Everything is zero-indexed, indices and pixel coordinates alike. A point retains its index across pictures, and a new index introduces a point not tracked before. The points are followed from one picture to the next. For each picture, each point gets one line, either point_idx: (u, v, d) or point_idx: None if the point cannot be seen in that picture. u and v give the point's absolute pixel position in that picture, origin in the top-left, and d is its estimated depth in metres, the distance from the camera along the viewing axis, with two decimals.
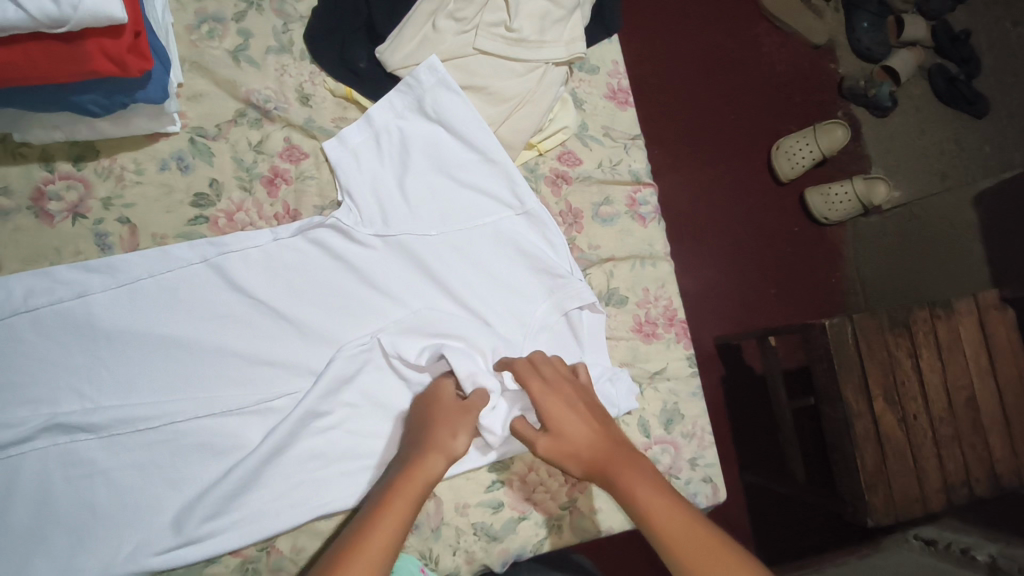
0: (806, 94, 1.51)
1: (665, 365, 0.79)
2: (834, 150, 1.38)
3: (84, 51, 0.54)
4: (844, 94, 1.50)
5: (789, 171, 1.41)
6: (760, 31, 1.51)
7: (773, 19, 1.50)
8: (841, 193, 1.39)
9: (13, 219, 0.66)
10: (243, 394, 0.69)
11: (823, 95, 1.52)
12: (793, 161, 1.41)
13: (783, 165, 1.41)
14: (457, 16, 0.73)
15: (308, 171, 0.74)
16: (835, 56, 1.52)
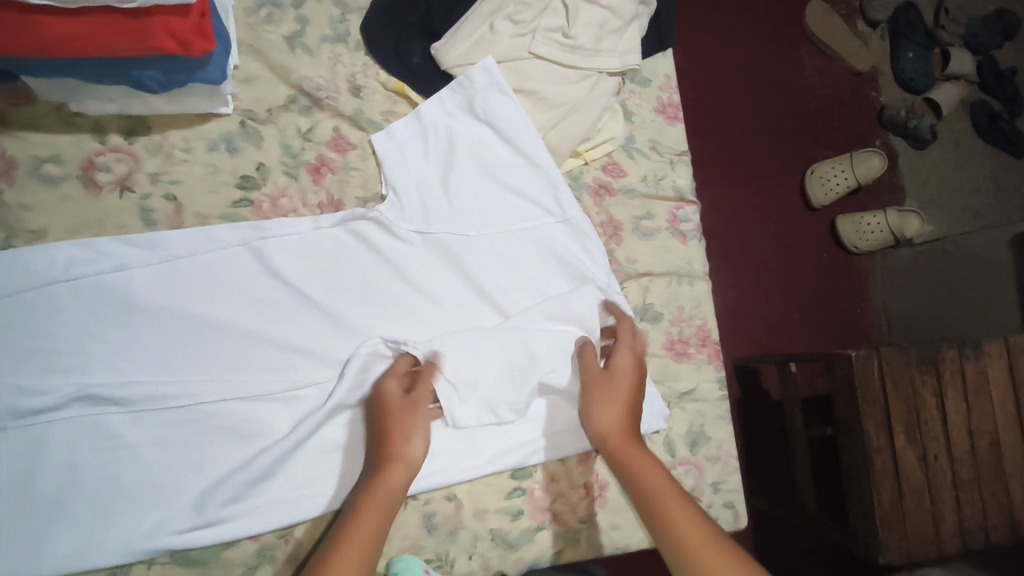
0: (845, 120, 1.49)
1: (695, 385, 0.76)
2: (870, 178, 1.36)
3: (149, 27, 0.56)
4: (884, 123, 1.48)
5: (823, 197, 1.40)
6: (803, 54, 1.50)
7: (818, 43, 1.49)
8: (875, 224, 1.38)
9: (62, 187, 0.67)
10: (269, 379, 0.68)
11: (862, 122, 1.50)
12: (827, 186, 1.39)
13: (817, 191, 1.40)
14: (516, 18, 0.73)
15: (354, 162, 0.73)
16: (877, 85, 1.51)
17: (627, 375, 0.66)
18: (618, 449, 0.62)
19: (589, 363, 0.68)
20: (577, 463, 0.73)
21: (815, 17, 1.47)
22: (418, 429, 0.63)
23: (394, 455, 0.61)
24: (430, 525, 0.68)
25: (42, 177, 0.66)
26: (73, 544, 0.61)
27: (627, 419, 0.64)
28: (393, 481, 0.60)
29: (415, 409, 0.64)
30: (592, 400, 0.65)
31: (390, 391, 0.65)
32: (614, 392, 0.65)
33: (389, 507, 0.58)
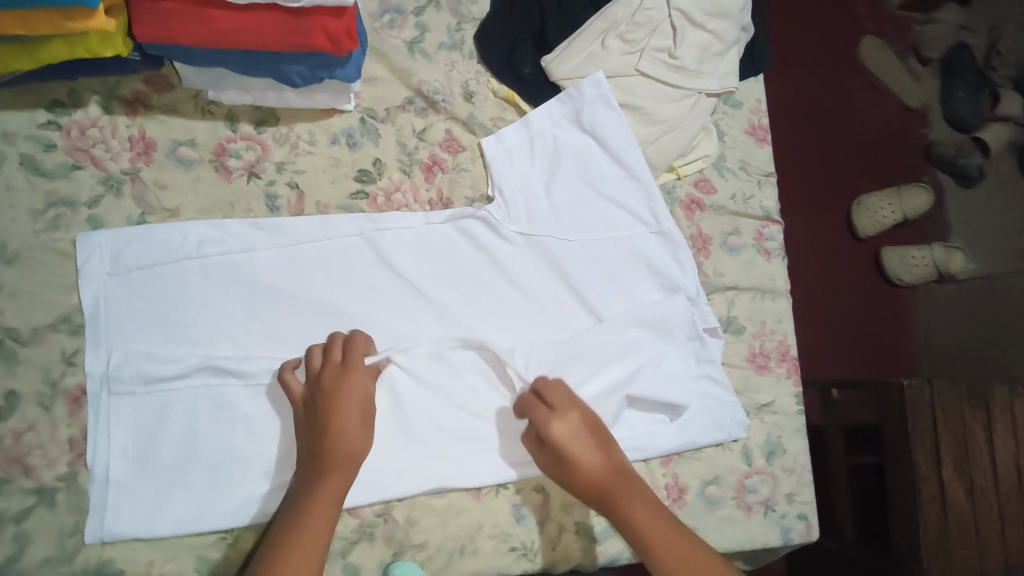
0: (895, 154, 1.52)
1: (774, 398, 0.79)
2: (916, 214, 1.41)
3: (306, 25, 0.60)
4: (933, 160, 1.50)
5: (870, 229, 1.42)
6: (856, 87, 1.53)
7: (871, 78, 1.52)
8: (921, 259, 1.41)
9: (196, 169, 0.71)
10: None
11: (912, 156, 1.52)
12: (875, 219, 1.42)
13: (865, 221, 1.43)
14: (626, 37, 0.76)
15: (463, 163, 0.77)
16: (927, 121, 1.53)
17: (581, 423, 0.65)
18: (599, 491, 0.63)
19: (540, 417, 0.65)
20: (658, 465, 0.75)
21: (867, 51, 1.52)
22: (360, 434, 0.64)
23: (334, 465, 0.61)
24: (519, 514, 0.72)
25: (178, 159, 0.71)
26: (192, 506, 0.65)
27: (599, 462, 0.64)
28: (329, 494, 0.60)
29: (352, 413, 0.63)
30: (568, 455, 0.64)
31: (353, 386, 0.64)
32: (581, 438, 0.64)
33: (324, 531, 0.58)
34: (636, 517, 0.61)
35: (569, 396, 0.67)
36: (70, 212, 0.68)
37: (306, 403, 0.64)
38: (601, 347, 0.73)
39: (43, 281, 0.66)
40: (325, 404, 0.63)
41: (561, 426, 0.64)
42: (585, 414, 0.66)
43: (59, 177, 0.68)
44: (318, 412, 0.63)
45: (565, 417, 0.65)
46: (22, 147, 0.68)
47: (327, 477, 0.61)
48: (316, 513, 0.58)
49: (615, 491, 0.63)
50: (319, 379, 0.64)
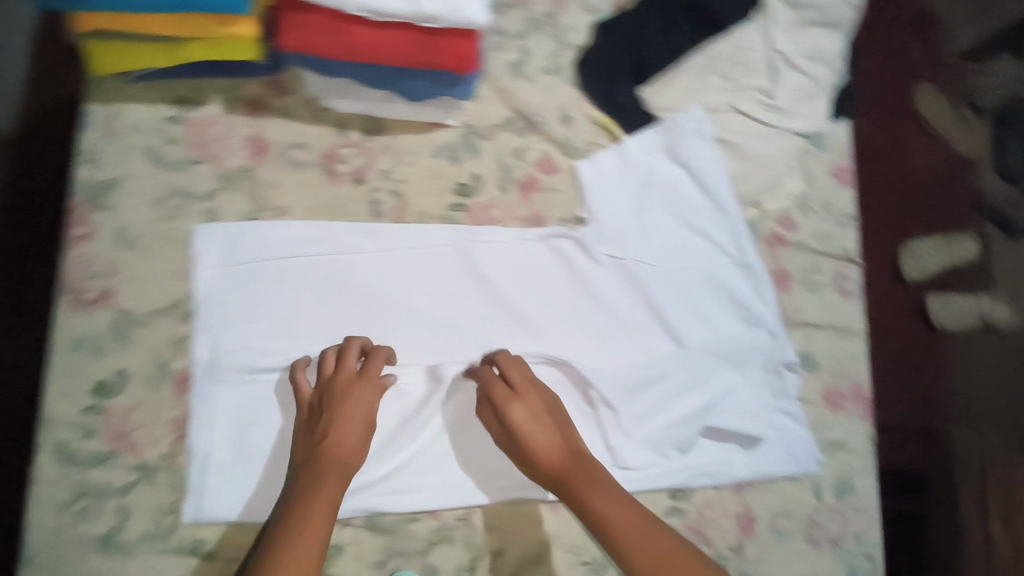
0: (943, 201, 1.40)
1: (845, 437, 0.80)
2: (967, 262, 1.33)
3: (439, 45, 0.63)
4: (982, 212, 1.39)
5: (917, 274, 1.31)
6: (907, 130, 1.41)
7: (922, 121, 1.42)
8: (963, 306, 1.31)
9: (307, 171, 0.74)
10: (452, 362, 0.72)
11: (959, 207, 1.40)
12: (923, 265, 1.32)
13: (909, 267, 1.32)
14: (727, 75, 0.80)
15: (558, 184, 0.79)
16: (975, 171, 1.42)
17: (538, 405, 0.69)
18: (558, 471, 0.67)
19: (500, 398, 0.69)
20: (729, 493, 0.77)
21: (923, 102, 1.42)
22: (360, 441, 0.66)
23: (331, 468, 0.64)
24: None
25: (291, 160, 0.74)
26: None
27: (554, 445, 0.68)
28: (327, 496, 0.62)
29: (356, 420, 0.66)
30: (522, 435, 0.68)
31: (358, 394, 0.67)
32: (537, 420, 0.68)
33: (322, 530, 0.60)
34: (596, 503, 0.65)
35: (527, 376, 0.70)
36: (187, 203, 0.71)
37: (312, 406, 0.67)
38: (681, 372, 0.76)
39: (157, 269, 0.69)
40: (329, 407, 0.66)
41: (519, 408, 0.68)
42: (542, 397, 0.70)
43: (179, 169, 0.71)
44: (324, 414, 0.66)
45: (524, 399, 0.69)
46: (147, 140, 0.71)
47: (328, 479, 0.63)
48: (310, 508, 0.61)
49: (574, 478, 0.66)
50: (329, 385, 0.67)
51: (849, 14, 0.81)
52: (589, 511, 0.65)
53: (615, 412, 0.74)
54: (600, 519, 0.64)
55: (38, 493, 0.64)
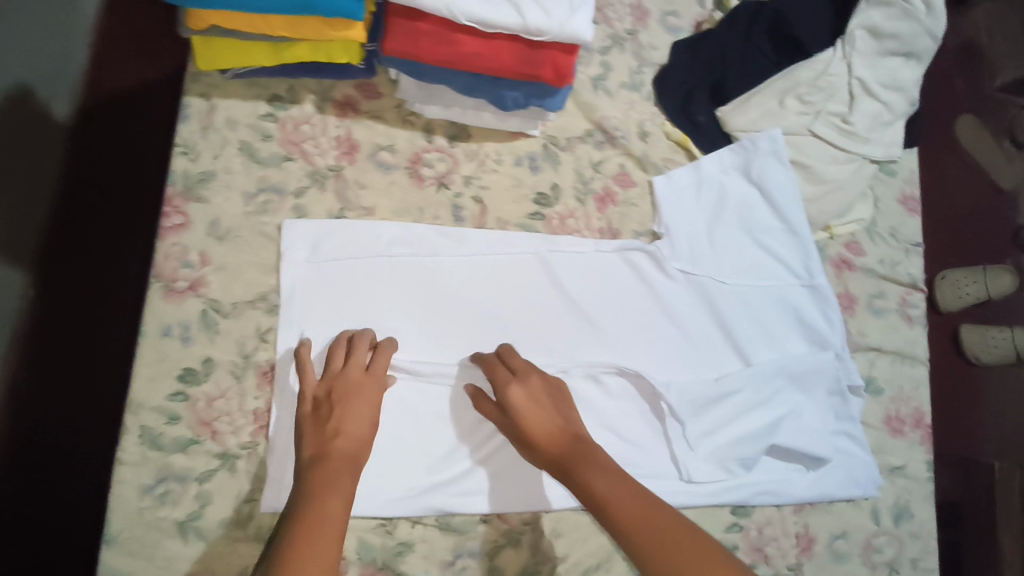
0: (984, 233, 1.40)
1: (906, 462, 0.81)
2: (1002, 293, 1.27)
3: (540, 57, 0.64)
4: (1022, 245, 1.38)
5: (952, 303, 1.27)
6: (949, 161, 1.42)
7: (965, 152, 1.43)
8: (1001, 339, 1.27)
9: (393, 174, 0.76)
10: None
11: (999, 240, 1.40)
12: (957, 294, 1.27)
13: (948, 296, 1.27)
14: (806, 98, 0.80)
15: (633, 198, 0.80)
16: (1018, 205, 1.42)
17: (537, 388, 0.68)
18: (558, 456, 0.64)
19: (501, 380, 0.68)
20: (790, 512, 0.77)
21: (964, 134, 1.43)
22: (366, 433, 0.64)
23: (340, 460, 0.61)
24: None
25: (378, 162, 0.75)
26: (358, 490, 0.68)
27: (553, 429, 0.66)
28: (339, 489, 0.59)
29: (364, 411, 0.65)
30: (520, 418, 0.66)
31: (364, 387, 0.66)
32: (536, 403, 0.67)
33: (336, 529, 0.56)
34: (594, 482, 0.60)
35: (527, 363, 0.70)
36: (278, 198, 0.73)
37: (318, 400, 0.65)
38: (750, 389, 0.76)
39: (246, 260, 0.71)
40: (337, 400, 0.64)
41: (518, 390, 0.67)
42: (542, 380, 0.69)
43: (271, 165, 0.73)
44: (330, 404, 0.64)
45: (523, 382, 0.68)
46: (242, 135, 0.73)
47: (340, 475, 0.60)
48: (324, 500, 0.57)
49: (575, 462, 0.63)
50: (336, 378, 0.66)
51: (931, 45, 0.81)
52: (589, 494, 0.60)
53: (682, 427, 0.74)
54: (600, 503, 0.59)
55: (122, 475, 0.65)
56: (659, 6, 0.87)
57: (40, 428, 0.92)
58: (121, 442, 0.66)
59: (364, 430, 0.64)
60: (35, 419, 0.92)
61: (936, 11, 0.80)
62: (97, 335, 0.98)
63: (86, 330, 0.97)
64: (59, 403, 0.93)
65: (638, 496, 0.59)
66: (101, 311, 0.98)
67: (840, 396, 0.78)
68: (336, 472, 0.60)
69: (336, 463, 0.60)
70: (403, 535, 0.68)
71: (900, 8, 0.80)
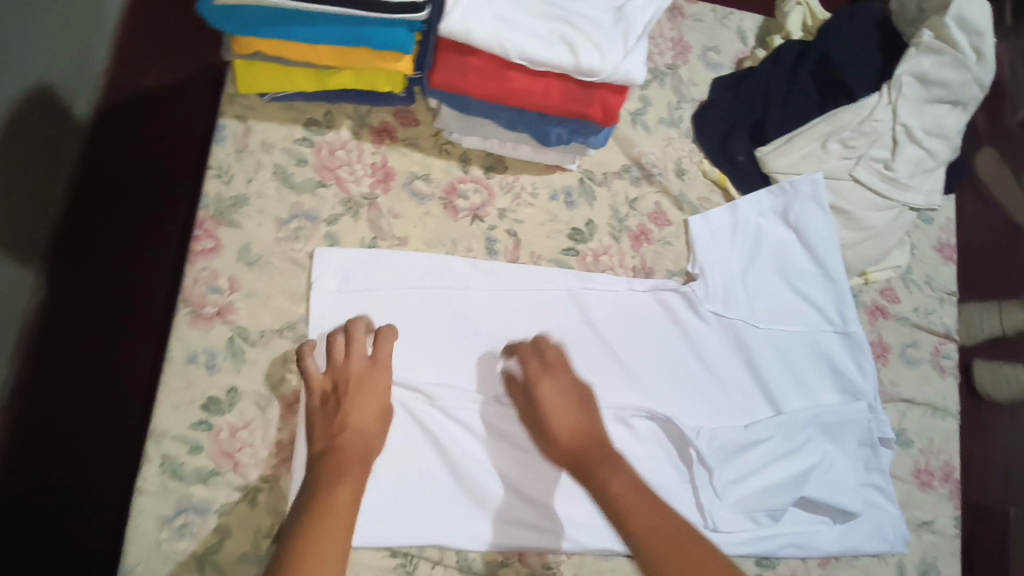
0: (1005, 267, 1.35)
1: (934, 517, 0.79)
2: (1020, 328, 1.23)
3: (590, 96, 0.63)
4: None
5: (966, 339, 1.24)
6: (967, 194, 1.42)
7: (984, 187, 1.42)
8: (1016, 376, 1.24)
9: (427, 204, 0.74)
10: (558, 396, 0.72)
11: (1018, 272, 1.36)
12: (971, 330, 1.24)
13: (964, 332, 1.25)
14: (848, 142, 0.79)
15: (668, 237, 0.79)
16: None
17: (563, 384, 0.66)
18: (577, 453, 0.61)
19: (533, 372, 0.66)
20: (815, 565, 0.75)
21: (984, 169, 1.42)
22: (371, 427, 0.62)
23: (347, 455, 0.59)
24: None
25: (412, 191, 0.74)
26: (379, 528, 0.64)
27: (579, 424, 0.63)
28: (348, 482, 0.56)
29: (372, 405, 0.63)
30: (546, 411, 0.64)
31: (371, 380, 0.64)
32: (563, 397, 0.65)
33: (346, 524, 0.53)
34: (609, 482, 0.58)
35: (561, 357, 0.68)
36: (310, 225, 0.71)
37: (323, 391, 0.64)
38: (781, 435, 0.74)
39: (276, 288, 0.70)
40: (345, 394, 0.63)
41: (548, 383, 0.66)
42: (570, 375, 0.67)
43: (305, 191, 0.72)
44: (338, 397, 0.63)
45: (549, 376, 0.66)
46: (277, 159, 0.72)
47: (349, 469, 0.57)
48: (329, 494, 0.55)
49: (591, 456, 0.61)
50: (341, 371, 0.64)
51: (978, 94, 0.79)
52: (605, 493, 0.58)
53: (711, 473, 0.71)
54: (614, 504, 0.56)
55: (141, 505, 0.63)
56: (700, 41, 0.86)
57: (51, 436, 0.90)
58: (141, 470, 0.64)
59: (369, 421, 0.63)
60: (43, 431, 0.90)
61: (987, 60, 0.77)
62: (112, 342, 0.96)
63: (97, 338, 0.95)
64: (71, 409, 0.91)
65: (654, 502, 0.56)
66: (116, 318, 0.97)
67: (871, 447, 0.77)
68: (344, 465, 0.58)
69: (342, 456, 0.58)
70: None
71: (951, 56, 0.77)
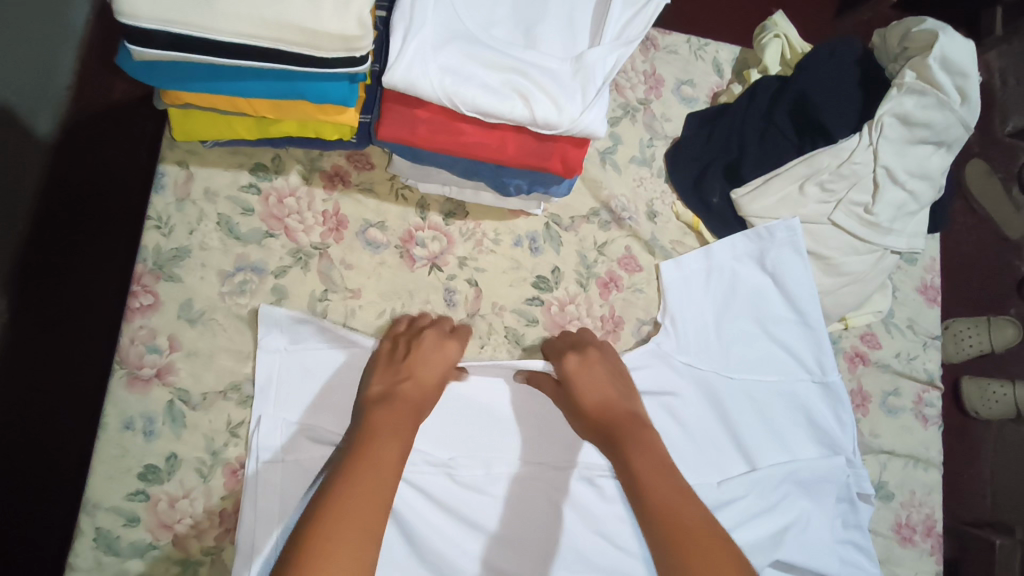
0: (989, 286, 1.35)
1: (915, 573, 0.76)
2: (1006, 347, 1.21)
3: (549, 150, 0.59)
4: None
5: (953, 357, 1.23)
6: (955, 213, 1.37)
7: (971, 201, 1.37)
8: (1003, 395, 1.21)
9: (382, 254, 0.70)
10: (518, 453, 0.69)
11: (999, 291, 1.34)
12: (959, 347, 1.23)
13: (949, 349, 1.24)
14: (827, 186, 0.75)
15: (639, 284, 0.75)
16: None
17: (599, 364, 0.67)
18: (608, 424, 0.63)
19: (563, 347, 0.68)
20: None
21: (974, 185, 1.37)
22: (431, 386, 0.62)
23: (402, 406, 0.59)
24: None
25: (367, 240, 0.70)
26: None
27: (615, 399, 0.65)
28: (392, 429, 0.56)
29: (434, 370, 0.63)
30: (576, 382, 0.65)
31: (440, 349, 0.65)
32: (600, 373, 0.66)
33: (393, 471, 0.53)
34: (633, 461, 0.59)
35: (596, 342, 0.70)
36: (257, 278, 0.67)
37: (391, 349, 0.64)
38: (752, 497, 0.71)
39: (220, 347, 0.66)
40: (411, 356, 0.63)
41: (572, 360, 0.66)
42: (610, 361, 0.68)
43: (251, 242, 0.68)
44: (402, 356, 0.63)
45: (588, 357, 0.67)
46: (221, 207, 0.68)
47: (398, 418, 0.57)
48: (384, 436, 0.55)
49: (625, 430, 0.62)
50: (412, 338, 0.65)
51: (963, 134, 0.76)
52: (627, 473, 0.59)
53: None
54: (635, 480, 0.58)
55: None
56: (674, 74, 0.82)
57: (15, 478, 0.90)
58: (73, 546, 0.60)
59: (426, 380, 0.62)
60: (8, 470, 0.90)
61: (970, 101, 0.75)
62: (77, 381, 0.95)
63: (54, 376, 0.94)
64: (32, 451, 0.91)
65: (674, 486, 0.57)
66: (83, 356, 0.96)
67: (848, 503, 0.74)
68: (388, 414, 0.57)
69: (389, 404, 0.58)
70: None
71: (934, 97, 0.73)
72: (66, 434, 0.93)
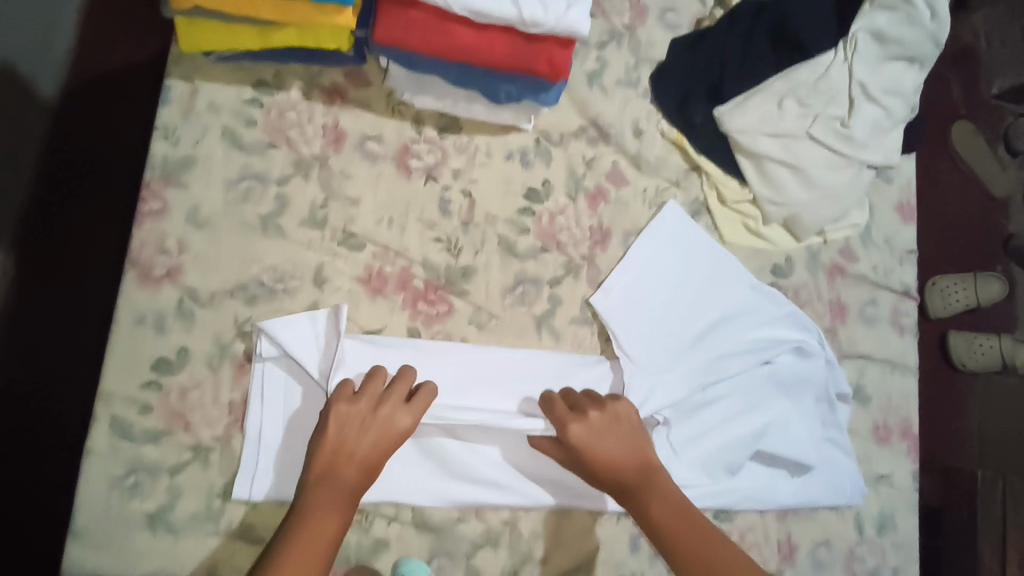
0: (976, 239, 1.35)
1: (892, 471, 0.80)
2: (992, 301, 1.25)
3: (536, 51, 0.63)
4: (1008, 250, 1.34)
5: (941, 310, 1.26)
6: (942, 166, 1.38)
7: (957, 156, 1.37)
8: (989, 347, 1.23)
9: (380, 165, 0.74)
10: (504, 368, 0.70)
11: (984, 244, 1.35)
12: (947, 300, 1.26)
13: (937, 304, 1.27)
14: (804, 101, 0.79)
15: (625, 197, 0.79)
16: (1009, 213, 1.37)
17: (599, 424, 0.67)
18: (621, 484, 0.66)
19: (560, 413, 0.67)
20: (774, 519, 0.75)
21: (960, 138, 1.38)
22: (373, 462, 0.62)
23: (331, 502, 0.59)
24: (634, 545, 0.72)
25: (365, 152, 0.73)
26: None
27: (625, 462, 0.66)
28: (319, 533, 0.57)
29: (375, 451, 0.62)
30: (588, 452, 0.65)
31: (391, 424, 0.63)
32: (602, 437, 0.66)
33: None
34: (654, 510, 0.64)
35: (594, 400, 0.69)
36: (260, 186, 0.71)
37: (341, 427, 0.62)
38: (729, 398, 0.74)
39: (226, 250, 0.69)
40: (356, 436, 0.62)
41: (577, 428, 0.66)
42: (610, 419, 0.67)
43: (254, 152, 0.71)
44: (347, 438, 0.62)
45: (586, 419, 0.67)
46: (225, 119, 0.71)
47: (324, 513, 0.58)
48: (320, 528, 0.58)
49: (637, 490, 0.65)
50: (360, 413, 0.63)
51: (934, 52, 0.80)
52: (654, 528, 0.63)
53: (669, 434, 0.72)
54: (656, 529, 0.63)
55: (90, 465, 0.62)
56: (658, 2, 0.85)
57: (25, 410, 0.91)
58: (90, 431, 0.64)
59: (367, 461, 0.62)
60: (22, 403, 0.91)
61: (941, 17, 0.78)
62: (89, 316, 0.95)
63: (65, 311, 0.95)
64: (42, 384, 0.92)
65: (690, 535, 0.62)
66: (91, 293, 0.96)
67: (826, 401, 0.78)
68: (321, 514, 0.58)
69: (328, 508, 0.59)
70: (378, 532, 0.66)
71: (904, 13, 0.78)
72: (72, 365, 0.93)
